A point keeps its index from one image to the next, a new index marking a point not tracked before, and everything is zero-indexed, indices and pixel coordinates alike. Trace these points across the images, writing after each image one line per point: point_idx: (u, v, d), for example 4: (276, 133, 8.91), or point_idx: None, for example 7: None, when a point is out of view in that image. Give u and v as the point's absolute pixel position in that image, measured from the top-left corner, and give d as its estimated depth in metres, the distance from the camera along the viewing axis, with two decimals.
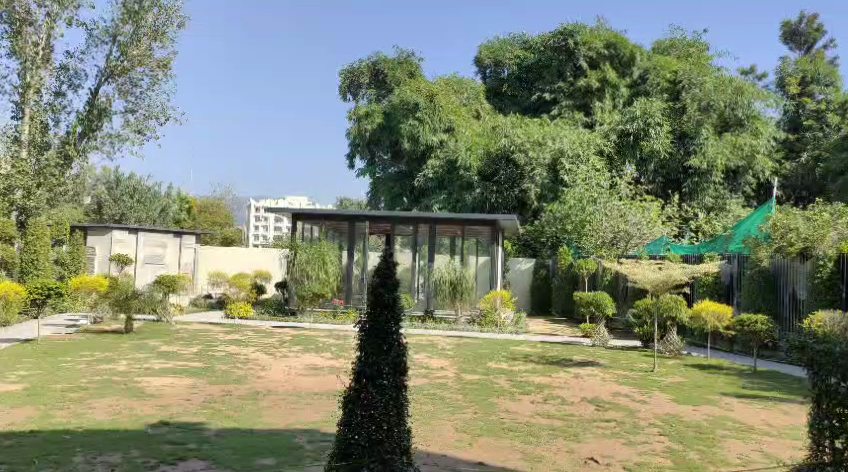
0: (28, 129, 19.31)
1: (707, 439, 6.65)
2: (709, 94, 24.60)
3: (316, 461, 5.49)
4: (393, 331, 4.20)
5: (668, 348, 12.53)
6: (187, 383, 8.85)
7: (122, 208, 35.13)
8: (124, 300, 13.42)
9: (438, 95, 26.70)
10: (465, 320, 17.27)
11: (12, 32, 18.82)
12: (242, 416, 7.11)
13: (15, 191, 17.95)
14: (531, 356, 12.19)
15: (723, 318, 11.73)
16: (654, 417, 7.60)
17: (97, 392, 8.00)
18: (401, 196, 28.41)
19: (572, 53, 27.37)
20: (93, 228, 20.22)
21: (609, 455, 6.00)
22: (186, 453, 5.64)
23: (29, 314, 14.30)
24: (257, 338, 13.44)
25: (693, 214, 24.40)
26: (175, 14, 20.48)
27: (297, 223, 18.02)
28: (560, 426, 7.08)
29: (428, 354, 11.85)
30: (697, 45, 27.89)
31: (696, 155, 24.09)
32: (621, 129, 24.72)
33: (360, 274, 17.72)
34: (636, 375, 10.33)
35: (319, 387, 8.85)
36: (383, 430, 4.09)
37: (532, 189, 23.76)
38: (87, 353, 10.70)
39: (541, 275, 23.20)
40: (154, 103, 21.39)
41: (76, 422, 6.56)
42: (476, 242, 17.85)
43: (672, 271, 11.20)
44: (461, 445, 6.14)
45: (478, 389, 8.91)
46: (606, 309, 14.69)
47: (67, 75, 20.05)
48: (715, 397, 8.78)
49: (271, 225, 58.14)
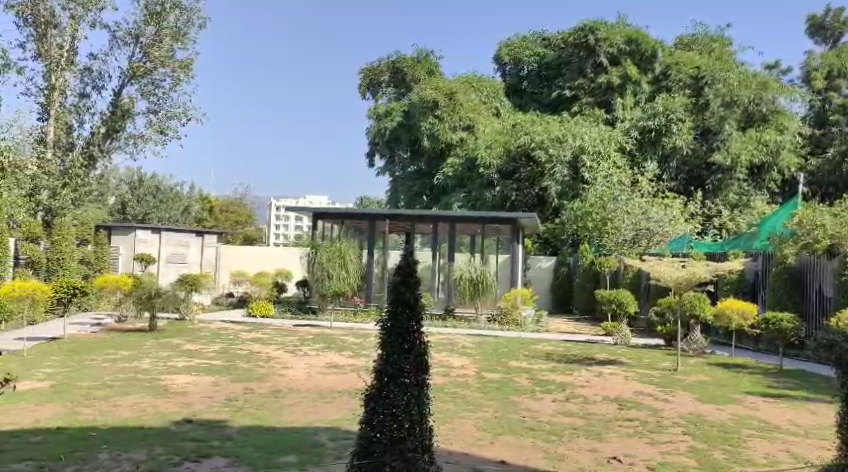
0: (53, 130, 19.72)
1: (733, 439, 6.55)
2: (733, 89, 24.25)
3: (339, 458, 5.51)
4: (415, 329, 4.17)
5: (692, 346, 12.40)
6: (209, 381, 8.92)
7: (145, 208, 35.72)
8: (147, 298, 13.46)
9: (458, 93, 26.53)
10: (485, 318, 16.95)
11: (37, 35, 19.10)
12: (264, 414, 7.15)
13: (41, 191, 18.82)
14: (552, 355, 12.07)
15: (747, 316, 11.58)
16: (677, 417, 7.51)
17: (120, 390, 8.08)
18: (421, 195, 28.46)
19: (592, 50, 27.11)
20: (117, 227, 20.28)
21: (632, 455, 5.93)
22: (210, 450, 5.69)
23: (56, 313, 14.50)
24: (278, 337, 13.49)
25: (717, 211, 24.07)
26: (196, 15, 20.65)
27: (317, 222, 18.16)
28: (582, 426, 7.01)
29: (448, 353, 11.79)
30: (720, 40, 27.52)
31: (719, 151, 23.86)
32: (642, 126, 24.62)
33: (381, 273, 17.72)
34: (659, 374, 10.21)
35: (339, 386, 8.85)
36: (405, 429, 4.08)
37: (552, 186, 23.60)
38: (111, 352, 10.81)
39: (561, 274, 22.91)
40: (175, 104, 21.56)
41: (101, 420, 6.64)
42: (496, 240, 17.97)
43: (696, 269, 11.09)
44: (483, 444, 6.11)
45: (499, 388, 8.85)
46: (628, 308, 14.53)
47: (90, 76, 20.32)
48: (740, 397, 8.65)
49: (291, 224, 58.75)
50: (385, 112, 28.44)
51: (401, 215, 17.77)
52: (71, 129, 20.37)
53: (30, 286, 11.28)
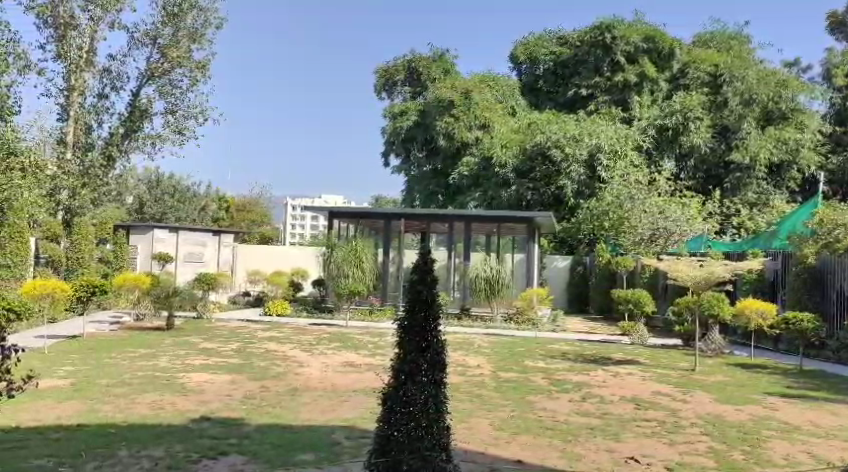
0: (72, 131, 19.96)
1: (752, 439, 6.49)
2: (753, 87, 24.05)
3: (355, 457, 5.53)
4: (433, 327, 4.17)
5: (710, 347, 12.30)
6: (226, 379, 8.98)
7: (162, 208, 36.17)
8: (165, 297, 13.69)
9: (473, 92, 26.42)
10: (501, 318, 17.02)
11: (57, 36, 19.29)
12: (281, 412, 7.18)
13: (61, 191, 18.94)
14: (568, 354, 12.00)
15: (766, 316, 11.46)
16: (696, 417, 7.45)
17: (139, 388, 8.14)
18: (436, 194, 28.48)
19: (609, 48, 26.96)
20: (136, 227, 20.51)
21: (650, 455, 5.90)
22: (228, 448, 5.73)
23: (76, 311, 14.67)
24: (295, 336, 13.55)
25: (736, 210, 23.73)
26: (213, 15, 20.81)
27: (333, 222, 18.17)
28: (599, 425, 6.97)
29: (464, 353, 11.77)
30: (738, 37, 27.26)
31: (738, 150, 23.65)
32: (659, 124, 24.42)
33: (396, 273, 17.83)
34: (677, 374, 10.12)
35: (356, 384, 8.87)
36: (423, 427, 4.09)
37: (568, 185, 23.46)
38: (130, 350, 10.94)
39: (578, 273, 22.77)
40: (192, 104, 21.69)
41: (121, 417, 6.71)
42: (512, 240, 18.13)
43: (714, 268, 10.98)
44: (499, 444, 6.09)
45: (515, 388, 8.81)
46: (646, 308, 14.43)
47: (109, 76, 20.51)
48: (759, 397, 8.57)
49: (307, 224, 59.08)
50: (401, 110, 28.46)
51: (417, 215, 17.85)
52: (89, 130, 20.59)
53: (50, 284, 11.43)
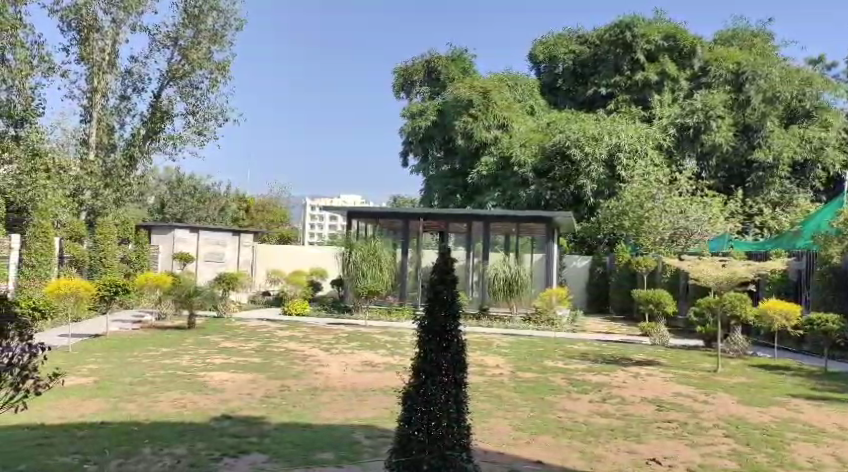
0: (95, 132, 20.31)
1: (775, 442, 6.40)
2: (776, 85, 23.99)
3: (375, 456, 5.55)
4: (453, 328, 4.17)
5: (733, 348, 12.20)
6: (248, 378, 9.07)
7: (183, 208, 37.21)
8: (185, 296, 13.70)
9: (491, 92, 26.32)
10: (520, 318, 17.02)
11: (80, 39, 19.57)
12: (301, 411, 7.23)
13: (84, 192, 19.71)
14: (588, 355, 11.95)
15: (790, 317, 11.33)
16: (718, 418, 7.39)
17: (161, 386, 8.23)
18: (455, 194, 28.43)
19: (629, 47, 26.83)
20: (158, 227, 20.75)
21: (671, 456, 5.85)
22: (249, 446, 5.77)
23: (99, 310, 14.91)
24: (315, 335, 13.60)
25: (758, 209, 23.40)
26: (233, 17, 20.98)
27: (352, 221, 18.25)
28: (620, 427, 6.92)
29: (483, 353, 11.76)
30: (761, 35, 27.01)
31: (761, 149, 23.50)
32: (681, 123, 24.18)
33: (414, 272, 17.83)
34: (698, 375, 10.04)
35: (376, 384, 8.90)
36: (443, 427, 4.09)
37: (588, 185, 23.32)
38: (153, 348, 11.09)
39: (598, 272, 22.60)
40: (213, 105, 21.87)
41: (144, 415, 6.79)
42: (531, 240, 17.90)
43: (737, 268, 10.86)
44: (519, 444, 6.08)
45: (535, 388, 8.79)
46: (667, 308, 14.30)
47: (131, 79, 20.68)
48: (783, 399, 8.47)
49: (327, 224, 59.36)
50: (420, 110, 28.35)
51: (436, 215, 17.84)
52: (112, 131, 20.84)
53: (74, 284, 11.58)
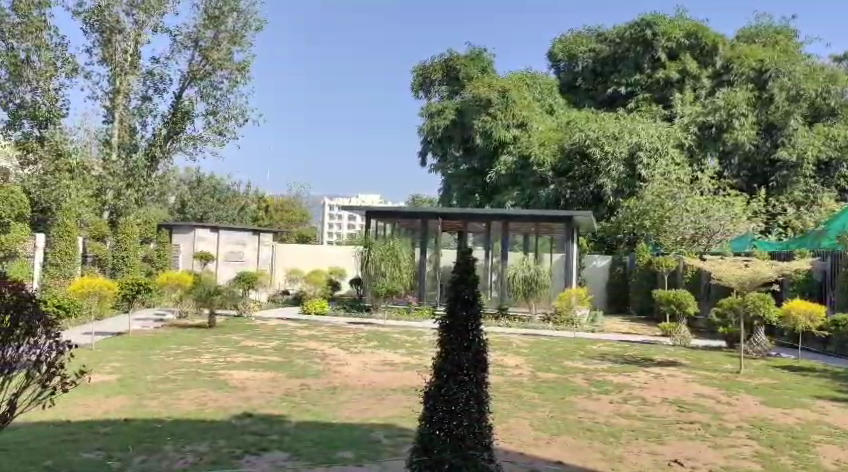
0: (117, 133, 20.57)
1: (800, 444, 6.31)
2: (798, 83, 23.76)
3: (395, 455, 5.55)
4: (475, 327, 4.15)
5: (755, 348, 12.07)
6: (268, 376, 9.12)
7: (204, 208, 36.89)
8: (206, 296, 13.90)
9: (510, 91, 26.13)
10: (539, 318, 16.98)
11: (103, 40, 19.86)
12: (321, 410, 7.25)
13: (107, 191, 20.20)
14: (608, 355, 11.88)
15: (815, 318, 11.18)
16: (742, 419, 7.30)
17: (183, 384, 8.32)
18: (474, 193, 28.42)
19: (650, 44, 26.61)
20: (179, 226, 20.96)
21: (694, 457, 5.80)
22: (270, 444, 5.80)
23: (122, 309, 15.08)
24: (334, 335, 13.64)
25: (782, 209, 22.92)
26: (253, 18, 21.11)
27: (370, 221, 18.29)
28: (641, 427, 6.87)
29: (502, 353, 11.73)
30: (784, 32, 26.72)
31: (784, 148, 23.19)
32: (702, 121, 23.89)
33: (433, 272, 17.84)
34: (720, 376, 9.94)
35: (395, 383, 8.91)
36: (464, 427, 4.08)
37: (608, 184, 23.16)
38: (174, 347, 11.18)
39: (618, 273, 22.52)
40: (233, 105, 22.05)
41: (166, 412, 6.85)
42: (550, 240, 17.69)
43: (760, 268, 10.70)
44: (540, 445, 6.05)
45: (555, 388, 8.76)
46: (688, 308, 14.18)
47: (153, 80, 20.78)
48: (807, 400, 8.35)
49: (345, 223, 59.50)
50: (438, 110, 28.24)
51: (455, 214, 17.83)
52: (134, 131, 21.00)
53: (98, 282, 11.67)
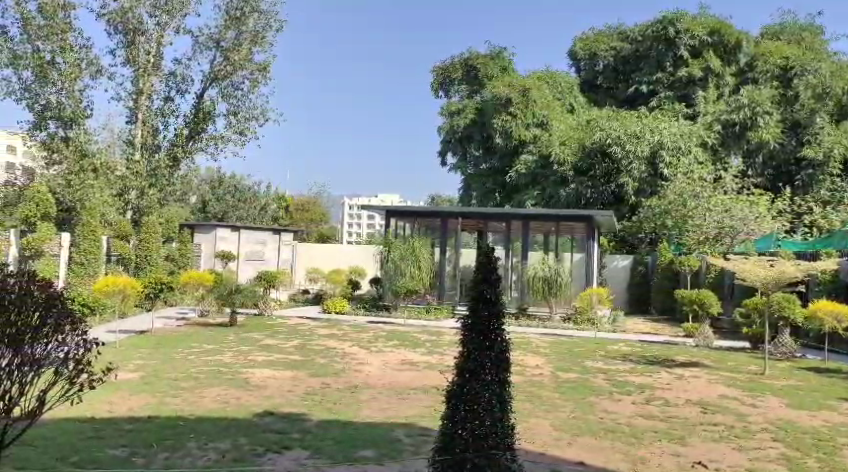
0: (140, 133, 20.75)
1: (827, 447, 6.21)
2: (825, 80, 23.22)
3: (416, 454, 5.55)
4: (497, 327, 4.14)
5: (780, 349, 11.87)
6: (288, 375, 9.17)
7: (224, 207, 37.20)
8: (227, 294, 14.01)
9: (531, 90, 25.79)
10: (560, 317, 16.98)
11: (127, 42, 20.14)
12: (343, 409, 7.26)
13: (130, 191, 20.41)
14: (630, 356, 11.81)
15: (841, 318, 10.98)
16: (767, 421, 7.20)
17: (205, 382, 8.41)
18: (494, 193, 28.36)
19: (672, 42, 26.27)
20: (200, 226, 21.21)
21: (716, 460, 5.74)
22: (291, 442, 5.84)
23: (145, 307, 15.23)
24: (354, 333, 13.70)
25: (807, 208, 22.20)
26: (273, 18, 21.23)
27: (391, 220, 18.33)
28: (663, 428, 6.81)
29: (523, 352, 11.70)
30: (810, 29, 26.30)
31: (810, 146, 22.85)
32: (726, 119, 23.62)
33: (453, 272, 17.77)
34: (745, 378, 9.80)
35: (416, 382, 8.92)
36: (486, 426, 4.07)
37: (629, 184, 22.96)
38: (196, 345, 11.28)
39: (639, 273, 22.26)
40: (254, 105, 22.21)
41: (189, 410, 6.93)
42: (570, 240, 17.56)
43: (785, 268, 10.53)
44: (561, 445, 6.03)
45: (576, 388, 8.72)
46: (711, 308, 14.02)
47: (175, 80, 21.00)
48: (834, 402, 8.22)
49: (364, 221, 59.77)
50: (458, 109, 28.17)
51: (474, 214, 17.69)
52: (156, 132, 21.14)
53: (122, 281, 11.77)
